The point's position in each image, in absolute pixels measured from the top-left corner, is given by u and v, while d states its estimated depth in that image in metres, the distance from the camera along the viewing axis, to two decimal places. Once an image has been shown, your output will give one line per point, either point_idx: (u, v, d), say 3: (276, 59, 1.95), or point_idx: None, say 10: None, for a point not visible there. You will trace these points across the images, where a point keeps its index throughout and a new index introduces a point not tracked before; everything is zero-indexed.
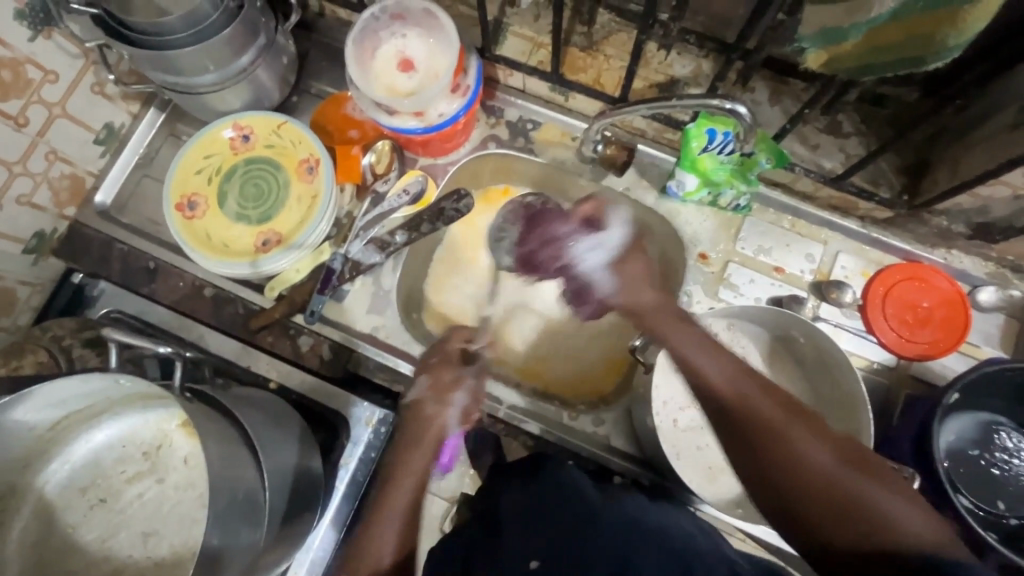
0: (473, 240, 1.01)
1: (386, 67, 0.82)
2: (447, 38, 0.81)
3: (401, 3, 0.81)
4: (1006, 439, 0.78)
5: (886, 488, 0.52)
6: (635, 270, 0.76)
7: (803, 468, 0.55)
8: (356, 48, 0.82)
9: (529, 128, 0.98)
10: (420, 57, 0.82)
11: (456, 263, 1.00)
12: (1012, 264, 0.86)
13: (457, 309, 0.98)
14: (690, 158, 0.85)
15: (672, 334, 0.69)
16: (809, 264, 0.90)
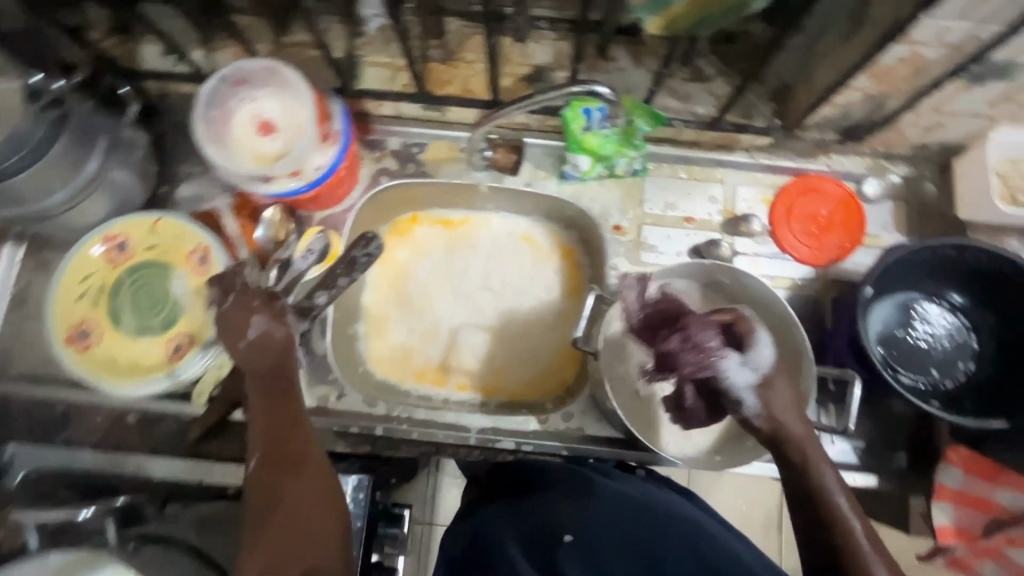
0: (396, 276, 1.04)
1: (247, 135, 0.77)
2: (300, 89, 0.77)
3: (237, 68, 0.76)
4: (924, 312, 0.83)
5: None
6: (790, 396, 0.58)
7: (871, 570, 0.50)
8: (207, 126, 0.76)
9: (415, 152, 0.96)
10: (277, 115, 0.77)
11: (386, 302, 1.03)
12: (884, 154, 0.92)
13: (400, 347, 1.01)
14: (576, 139, 0.86)
15: (793, 437, 0.56)
16: (715, 206, 0.94)
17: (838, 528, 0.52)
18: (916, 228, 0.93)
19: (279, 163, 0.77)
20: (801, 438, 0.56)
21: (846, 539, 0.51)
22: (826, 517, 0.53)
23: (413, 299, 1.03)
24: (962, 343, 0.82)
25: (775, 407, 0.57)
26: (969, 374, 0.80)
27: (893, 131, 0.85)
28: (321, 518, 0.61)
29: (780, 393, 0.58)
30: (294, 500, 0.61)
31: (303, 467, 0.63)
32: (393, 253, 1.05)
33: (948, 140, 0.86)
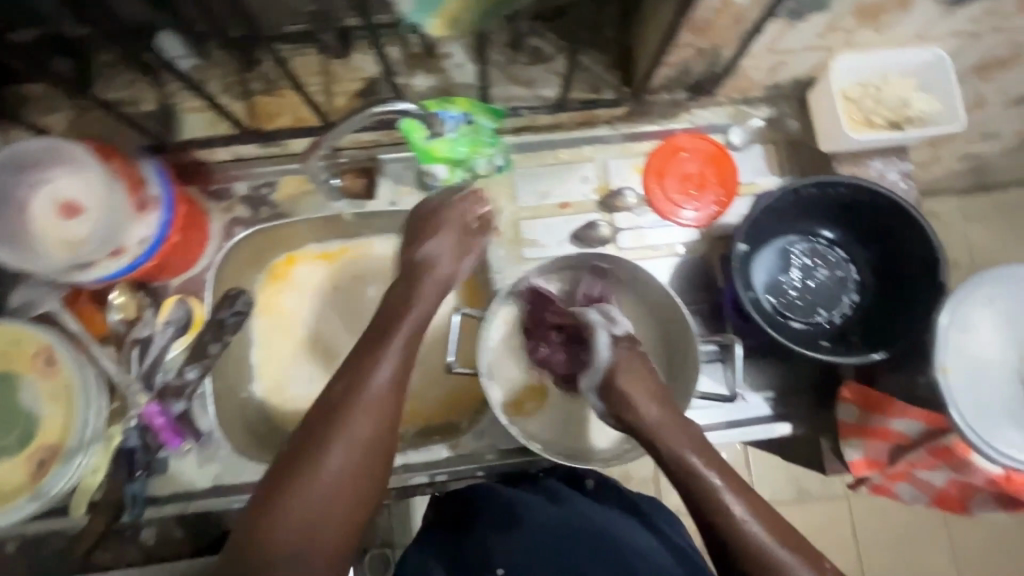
0: (284, 324, 0.99)
1: (47, 222, 0.69)
2: (94, 161, 0.70)
3: (17, 155, 0.69)
4: (802, 253, 0.83)
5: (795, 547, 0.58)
6: (636, 383, 0.69)
7: (751, 531, 0.59)
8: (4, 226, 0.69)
9: (266, 193, 0.89)
10: (72, 193, 0.70)
11: (278, 354, 0.97)
12: (743, 99, 0.91)
13: (303, 398, 0.96)
14: (422, 148, 0.80)
15: (648, 428, 0.67)
16: (589, 186, 0.91)
17: (699, 486, 0.62)
18: (788, 167, 0.92)
19: (90, 244, 0.69)
20: (673, 427, 0.66)
21: (722, 516, 0.60)
22: (695, 493, 0.62)
23: (308, 344, 0.99)
24: (841, 278, 0.82)
25: (620, 399, 0.69)
26: (855, 306, 0.81)
27: (740, 78, 0.83)
28: (343, 494, 0.61)
29: (634, 384, 0.69)
30: (343, 459, 0.61)
31: (359, 424, 0.63)
32: (275, 302, 0.99)
33: (797, 75, 0.85)
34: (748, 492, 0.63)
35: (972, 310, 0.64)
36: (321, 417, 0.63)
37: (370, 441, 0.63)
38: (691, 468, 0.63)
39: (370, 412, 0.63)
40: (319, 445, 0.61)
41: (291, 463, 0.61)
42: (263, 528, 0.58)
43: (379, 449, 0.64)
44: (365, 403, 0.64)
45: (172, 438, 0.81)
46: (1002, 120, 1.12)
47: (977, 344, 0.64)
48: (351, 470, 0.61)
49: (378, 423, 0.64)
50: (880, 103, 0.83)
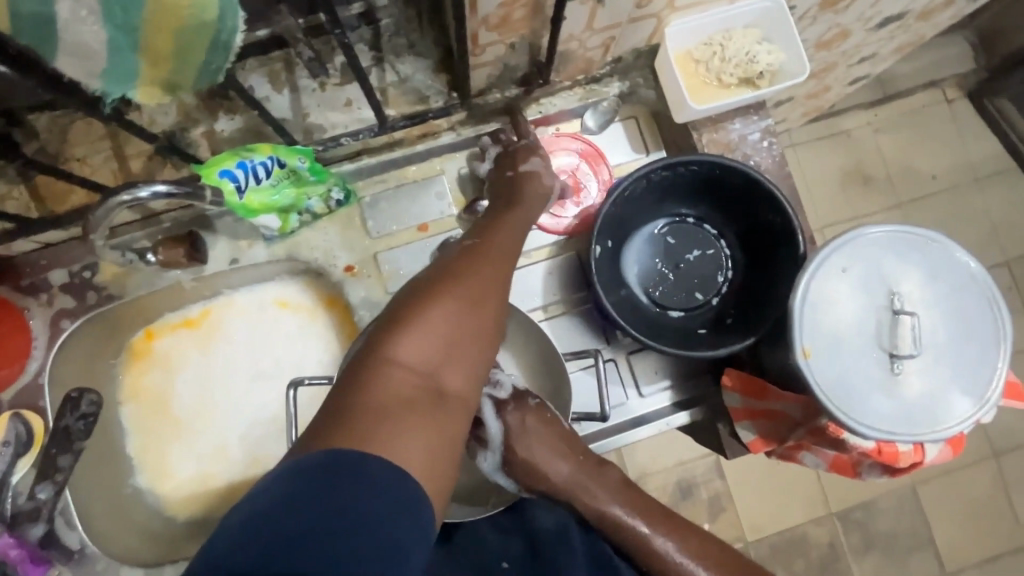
0: (155, 405, 0.90)
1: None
2: None
3: None
4: (670, 235, 0.79)
5: (708, 556, 0.65)
6: (539, 448, 0.64)
7: (668, 556, 0.64)
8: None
9: (89, 276, 0.80)
10: None
11: (155, 439, 0.90)
12: (590, 78, 0.84)
13: (193, 479, 0.89)
14: (239, 206, 0.71)
15: (562, 486, 0.65)
16: (445, 201, 0.84)
17: (628, 529, 0.65)
18: (650, 141, 0.87)
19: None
20: (583, 478, 0.65)
21: (648, 546, 0.64)
22: (612, 533, 0.65)
23: (186, 422, 0.91)
24: (711, 255, 0.78)
25: (528, 469, 0.65)
26: (730, 282, 0.78)
27: (572, 61, 0.76)
28: (429, 377, 0.50)
29: (535, 445, 0.64)
30: (438, 336, 0.51)
31: (468, 313, 0.54)
32: (140, 383, 0.90)
33: (635, 46, 0.78)
34: (669, 517, 0.67)
35: (827, 283, 0.61)
36: (416, 294, 0.54)
37: (476, 322, 0.54)
38: (608, 510, 0.65)
39: (495, 294, 0.57)
40: (406, 321, 0.51)
41: (372, 340, 0.50)
42: (368, 389, 0.46)
43: (463, 352, 0.53)
44: (485, 282, 0.57)
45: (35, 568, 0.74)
46: (878, 40, 1.07)
47: (834, 318, 0.60)
48: (424, 368, 0.50)
49: (462, 316, 0.53)
50: (727, 61, 0.77)
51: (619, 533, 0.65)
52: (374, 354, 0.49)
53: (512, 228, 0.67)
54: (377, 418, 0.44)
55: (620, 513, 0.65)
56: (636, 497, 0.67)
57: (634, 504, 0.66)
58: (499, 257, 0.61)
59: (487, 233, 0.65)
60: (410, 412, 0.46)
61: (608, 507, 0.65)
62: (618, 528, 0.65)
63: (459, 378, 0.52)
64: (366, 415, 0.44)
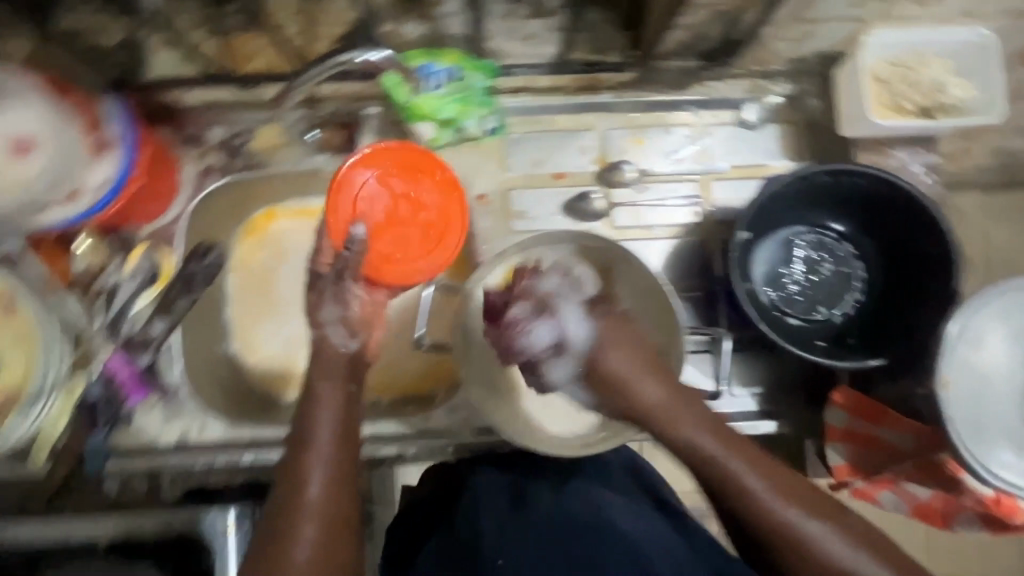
0: (259, 282, 0.94)
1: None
2: (48, 96, 0.65)
3: None
4: (808, 244, 0.77)
5: (834, 534, 0.56)
6: (624, 357, 0.66)
7: (775, 511, 0.57)
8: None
9: (243, 142, 0.84)
10: (28, 130, 0.63)
11: (250, 313, 0.93)
12: (762, 73, 0.83)
13: (277, 358, 0.92)
14: (405, 104, 0.75)
15: (636, 405, 0.65)
16: (587, 156, 0.85)
17: (717, 468, 0.60)
18: (802, 150, 0.86)
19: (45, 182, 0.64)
20: (684, 418, 0.63)
21: (745, 501, 0.58)
22: (722, 487, 0.60)
23: (283, 304, 0.93)
24: (847, 275, 0.77)
25: (612, 380, 0.66)
26: (859, 306, 0.76)
27: (760, 48, 0.75)
28: (329, 526, 0.58)
29: (615, 353, 0.66)
30: (315, 514, 0.58)
31: (326, 475, 0.60)
32: (251, 257, 0.93)
33: (823, 49, 0.77)
34: (789, 484, 0.59)
35: (984, 322, 0.59)
36: (273, 513, 0.58)
37: (335, 485, 0.60)
38: (720, 455, 0.61)
39: (329, 451, 0.61)
40: (268, 549, 0.56)
41: (256, 569, 0.56)
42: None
43: (346, 485, 0.61)
44: (320, 470, 0.60)
45: (134, 392, 0.78)
46: None
47: (993, 355, 0.59)
48: (327, 533, 0.57)
49: (330, 477, 0.60)
50: (911, 87, 0.75)
51: (725, 483, 0.60)
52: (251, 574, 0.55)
53: (334, 389, 0.65)
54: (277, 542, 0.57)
55: (720, 455, 0.61)
56: (735, 442, 0.62)
57: (750, 460, 0.60)
58: (321, 422, 0.63)
59: (307, 386, 0.66)
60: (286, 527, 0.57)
61: (715, 446, 0.61)
62: (706, 464, 0.61)
63: (325, 530, 0.57)
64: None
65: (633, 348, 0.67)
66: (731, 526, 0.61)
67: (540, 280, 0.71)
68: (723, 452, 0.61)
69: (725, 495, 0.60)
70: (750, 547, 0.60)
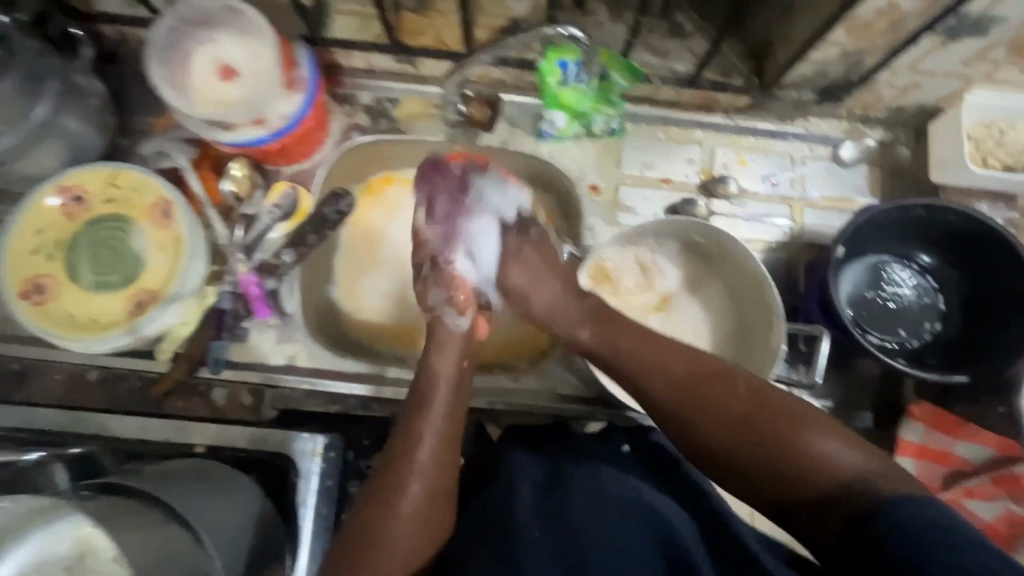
0: (367, 240, 0.96)
1: (206, 80, 0.73)
2: (262, 32, 0.73)
3: (196, 6, 0.72)
4: (893, 273, 0.84)
5: (834, 440, 0.59)
6: (523, 274, 0.80)
7: (703, 411, 0.63)
8: (165, 67, 0.72)
9: (388, 107, 0.93)
10: (239, 59, 0.73)
11: (357, 267, 0.95)
12: (861, 118, 0.92)
13: (372, 312, 0.95)
14: (551, 93, 0.85)
15: (556, 307, 0.77)
16: (692, 167, 0.93)
17: (669, 380, 0.66)
18: (890, 192, 0.93)
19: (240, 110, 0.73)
20: (658, 341, 0.70)
21: (698, 415, 0.64)
22: (683, 404, 0.65)
23: (385, 264, 0.95)
24: (929, 304, 0.83)
25: (511, 290, 0.80)
26: (935, 333, 0.82)
27: (869, 92, 0.84)
28: (434, 489, 0.64)
29: (530, 276, 0.80)
30: (423, 481, 0.64)
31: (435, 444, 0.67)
32: (364, 215, 0.95)
33: (924, 102, 0.86)
34: (777, 410, 0.62)
35: None
36: (385, 471, 0.65)
37: (441, 456, 0.66)
38: (698, 384, 0.65)
39: (443, 421, 0.69)
40: (379, 501, 0.63)
41: (366, 516, 0.62)
42: (364, 554, 0.60)
43: (448, 461, 0.67)
44: (430, 438, 0.67)
45: (261, 309, 0.84)
46: None
47: None
48: (430, 494, 0.63)
49: (438, 447, 0.67)
50: (1001, 146, 0.83)
51: (700, 413, 0.64)
52: (362, 533, 0.61)
53: (459, 339, 0.75)
54: (378, 503, 0.63)
55: (680, 376, 0.66)
56: (677, 356, 0.68)
57: (718, 390, 0.64)
58: (438, 400, 0.70)
59: (428, 371, 0.73)
60: (388, 487, 0.64)
61: (681, 371, 0.67)
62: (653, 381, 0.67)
63: (432, 496, 0.63)
64: (381, 560, 0.60)
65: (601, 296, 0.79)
66: (709, 465, 0.63)
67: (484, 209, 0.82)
68: (692, 375, 0.66)
69: (665, 414, 0.66)
70: (744, 480, 0.61)
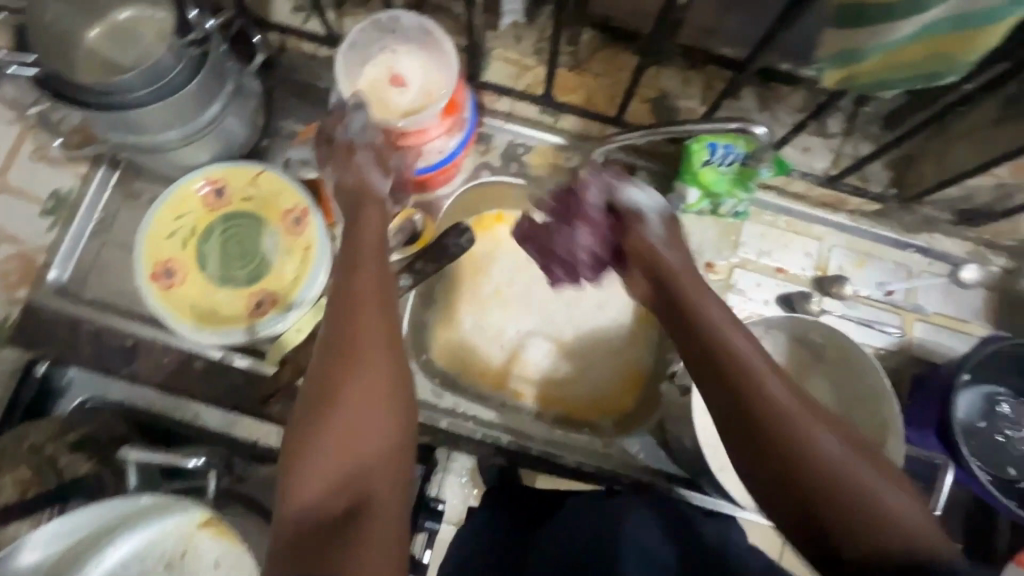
0: (472, 274, 0.95)
1: (375, 81, 0.78)
2: (445, 61, 0.78)
3: (394, 18, 0.78)
4: (1008, 408, 0.82)
5: (891, 480, 0.48)
6: (671, 246, 0.65)
7: (755, 386, 0.52)
8: (348, 53, 0.77)
9: (520, 152, 0.94)
10: (411, 74, 0.79)
11: (459, 299, 0.94)
12: (987, 243, 0.91)
13: (465, 344, 0.93)
14: (692, 171, 0.84)
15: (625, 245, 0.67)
16: (808, 262, 0.93)
17: (721, 342, 0.55)
18: (1007, 322, 0.91)
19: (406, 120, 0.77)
20: (736, 350, 0.54)
21: (752, 389, 0.52)
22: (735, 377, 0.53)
23: (486, 299, 0.94)
24: None
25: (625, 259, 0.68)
26: None
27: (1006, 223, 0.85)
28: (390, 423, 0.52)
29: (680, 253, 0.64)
30: (366, 415, 0.51)
31: (384, 361, 0.54)
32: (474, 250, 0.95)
33: None
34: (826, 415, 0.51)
35: None
36: (311, 404, 0.52)
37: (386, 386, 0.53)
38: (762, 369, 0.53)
39: (383, 342, 0.54)
40: (314, 426, 0.50)
41: (287, 464, 0.50)
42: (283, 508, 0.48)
43: (384, 404, 0.52)
44: (370, 357, 0.53)
45: None
46: None
47: None
48: (354, 443, 0.50)
49: (382, 373, 0.53)
50: None
51: (762, 393, 0.51)
52: (287, 479, 0.49)
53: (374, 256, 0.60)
54: (311, 434, 0.50)
55: (737, 343, 0.55)
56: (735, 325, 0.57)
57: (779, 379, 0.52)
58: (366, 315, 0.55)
59: (365, 291, 0.57)
60: (317, 419, 0.51)
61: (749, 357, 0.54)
62: (712, 332, 0.56)
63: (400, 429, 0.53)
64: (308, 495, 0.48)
65: (682, 279, 0.61)
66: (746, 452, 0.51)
67: (614, 214, 0.69)
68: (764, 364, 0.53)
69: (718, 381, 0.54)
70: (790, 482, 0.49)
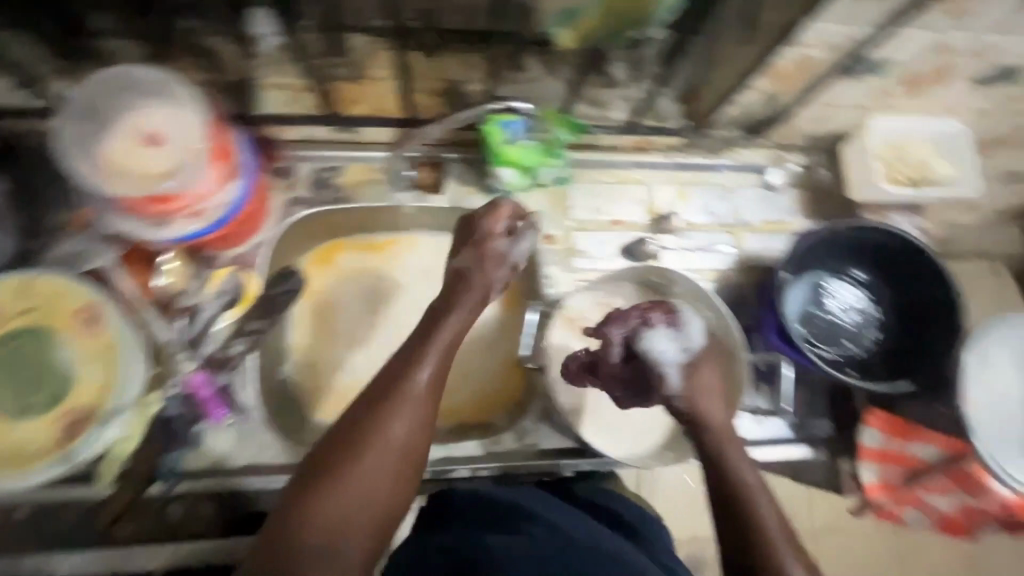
0: (320, 313, 0.90)
1: (123, 145, 0.68)
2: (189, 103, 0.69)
3: (125, 72, 0.68)
4: (832, 290, 0.89)
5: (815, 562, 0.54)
6: (712, 380, 0.67)
7: (728, 450, 0.61)
8: (86, 126, 0.68)
9: (329, 177, 0.89)
10: (163, 129, 0.68)
11: (313, 344, 0.89)
12: (783, 146, 0.98)
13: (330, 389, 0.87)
14: (497, 151, 0.84)
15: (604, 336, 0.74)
16: (639, 207, 0.95)
17: (708, 419, 0.64)
18: (818, 211, 0.99)
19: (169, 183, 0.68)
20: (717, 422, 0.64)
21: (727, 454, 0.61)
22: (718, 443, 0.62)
23: (340, 336, 0.89)
24: (868, 314, 0.89)
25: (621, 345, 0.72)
26: (878, 341, 0.88)
27: (787, 126, 0.92)
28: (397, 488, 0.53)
29: (706, 381, 0.67)
30: (370, 482, 0.52)
31: (393, 450, 0.54)
32: (315, 287, 0.91)
33: (837, 129, 0.94)
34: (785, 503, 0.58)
35: None
36: (340, 447, 0.53)
37: (403, 456, 0.54)
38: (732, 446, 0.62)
39: (397, 443, 0.54)
40: (327, 474, 0.51)
41: (290, 501, 0.51)
42: (279, 544, 0.49)
43: (391, 479, 0.53)
44: (396, 428, 0.54)
45: (215, 410, 0.78)
46: None
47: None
48: (360, 497, 0.51)
49: (395, 454, 0.54)
50: (906, 163, 0.91)
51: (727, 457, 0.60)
52: (284, 525, 0.50)
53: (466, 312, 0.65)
54: (323, 480, 0.51)
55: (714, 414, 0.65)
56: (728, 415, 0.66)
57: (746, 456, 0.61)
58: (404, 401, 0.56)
59: (394, 394, 0.56)
60: (327, 474, 0.52)
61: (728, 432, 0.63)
62: (705, 410, 0.65)
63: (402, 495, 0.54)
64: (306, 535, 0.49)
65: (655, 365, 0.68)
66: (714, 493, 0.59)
67: (652, 333, 0.69)
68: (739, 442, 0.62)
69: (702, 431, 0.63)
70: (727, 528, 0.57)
